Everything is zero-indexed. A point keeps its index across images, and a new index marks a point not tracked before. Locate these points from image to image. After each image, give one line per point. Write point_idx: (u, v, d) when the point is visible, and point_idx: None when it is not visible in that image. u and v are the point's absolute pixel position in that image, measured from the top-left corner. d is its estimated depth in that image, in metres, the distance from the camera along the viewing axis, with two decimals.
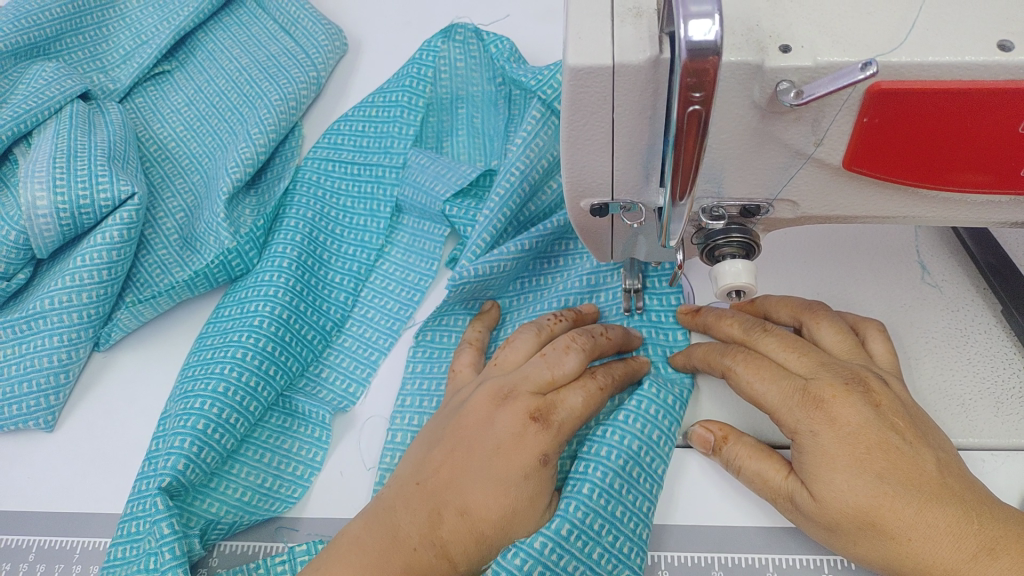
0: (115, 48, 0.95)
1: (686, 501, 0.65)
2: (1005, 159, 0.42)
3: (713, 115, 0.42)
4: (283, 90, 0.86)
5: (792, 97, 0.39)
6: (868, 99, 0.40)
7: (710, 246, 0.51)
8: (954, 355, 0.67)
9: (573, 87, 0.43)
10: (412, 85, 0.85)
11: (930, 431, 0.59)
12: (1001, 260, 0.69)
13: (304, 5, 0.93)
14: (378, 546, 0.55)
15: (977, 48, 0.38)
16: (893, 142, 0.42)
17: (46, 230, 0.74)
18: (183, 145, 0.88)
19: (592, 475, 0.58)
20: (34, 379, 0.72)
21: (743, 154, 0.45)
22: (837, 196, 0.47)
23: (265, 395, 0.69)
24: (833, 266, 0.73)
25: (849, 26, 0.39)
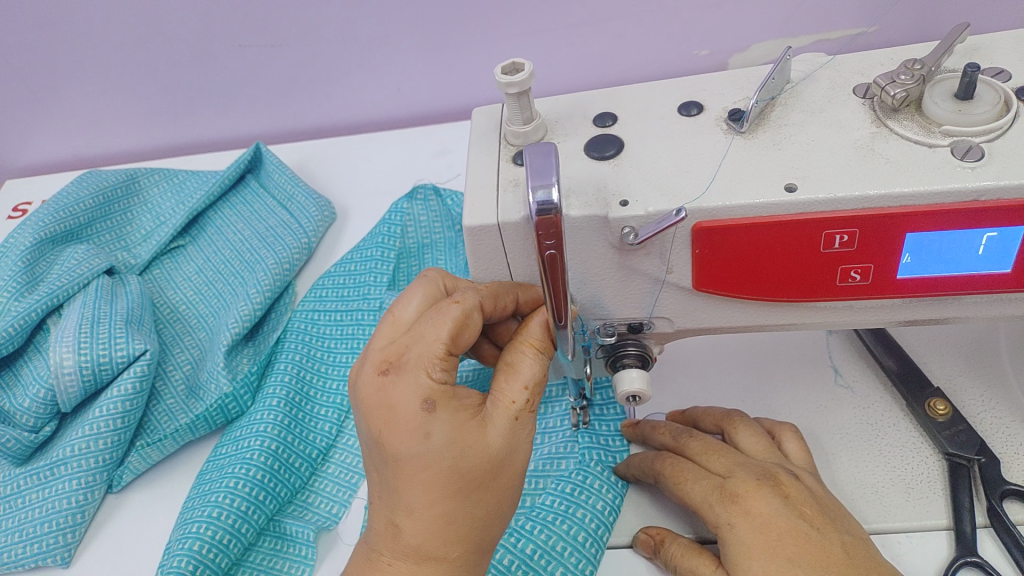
0: (137, 229, 1.10)
1: None
2: (818, 274, 0.52)
3: (583, 252, 0.54)
4: (278, 255, 1.00)
5: (633, 238, 0.51)
6: (694, 235, 0.51)
7: (616, 355, 0.61)
8: (868, 448, 0.74)
9: (473, 242, 0.54)
10: (384, 242, 0.99)
11: (839, 516, 0.65)
12: (904, 365, 0.77)
13: (297, 182, 1.08)
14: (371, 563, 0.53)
15: (769, 191, 0.49)
16: (724, 265, 0.53)
17: (70, 385, 0.86)
18: (193, 307, 1.02)
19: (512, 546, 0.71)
20: (54, 520, 0.81)
21: (614, 284, 0.56)
22: (702, 312, 0.57)
23: (257, 519, 0.78)
24: (756, 375, 0.82)
25: (672, 180, 0.51)
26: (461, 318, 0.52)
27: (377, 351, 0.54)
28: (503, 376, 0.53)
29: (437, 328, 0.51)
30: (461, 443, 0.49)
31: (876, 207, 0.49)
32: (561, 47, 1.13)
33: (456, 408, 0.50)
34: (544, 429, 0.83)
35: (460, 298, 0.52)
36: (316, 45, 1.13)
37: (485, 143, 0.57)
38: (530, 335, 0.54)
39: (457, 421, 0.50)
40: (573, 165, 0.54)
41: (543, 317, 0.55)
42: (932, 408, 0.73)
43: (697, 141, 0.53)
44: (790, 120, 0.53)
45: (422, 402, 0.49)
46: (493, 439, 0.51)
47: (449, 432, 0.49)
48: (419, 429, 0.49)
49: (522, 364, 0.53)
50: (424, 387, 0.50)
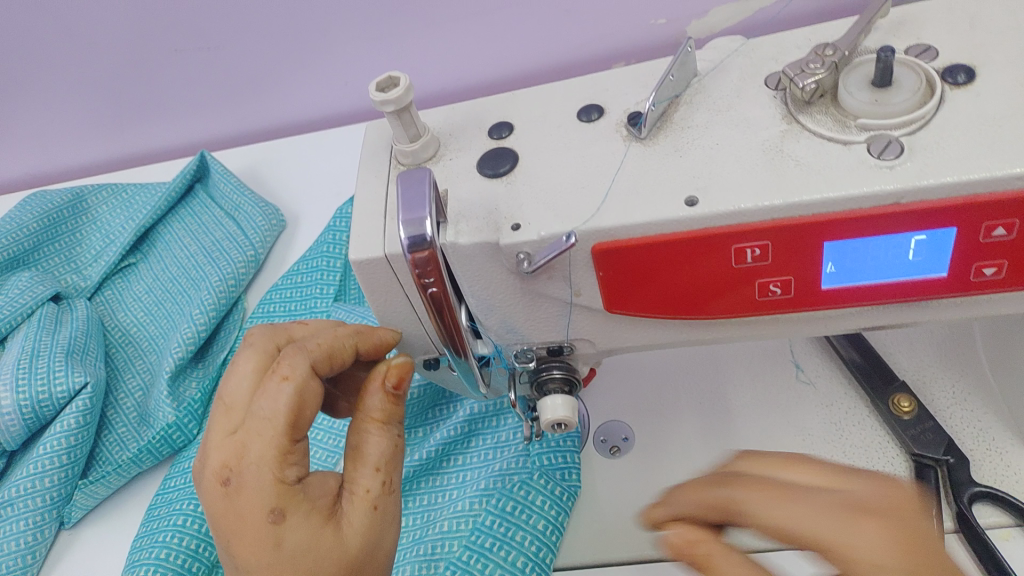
0: (87, 249, 1.08)
1: None
2: (735, 290, 0.48)
3: (482, 280, 0.50)
4: (223, 272, 0.97)
5: (527, 265, 0.47)
6: (594, 257, 0.47)
7: (539, 379, 0.57)
8: (830, 450, 0.70)
9: (364, 276, 0.50)
10: (330, 251, 0.95)
11: None
12: (868, 358, 0.73)
13: (243, 191, 1.04)
14: None
15: (668, 208, 0.45)
16: (634, 286, 0.48)
17: (12, 425, 0.84)
18: (144, 328, 0.99)
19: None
20: (3, 563, 0.78)
21: (523, 309, 0.52)
22: (621, 331, 0.53)
23: (208, 554, 0.75)
24: (716, 376, 0.78)
25: (565, 200, 0.47)
26: (297, 402, 0.50)
27: (217, 451, 0.50)
28: (359, 458, 0.52)
29: (271, 421, 0.49)
30: (318, 546, 0.49)
31: (786, 216, 0.44)
32: (510, 28, 1.07)
33: (308, 511, 0.50)
34: (495, 444, 0.78)
35: (286, 373, 0.50)
36: (252, 45, 1.08)
37: (373, 166, 0.53)
38: (374, 407, 0.53)
39: (316, 527, 0.49)
40: (463, 186, 0.50)
41: (382, 383, 0.53)
42: (897, 404, 0.69)
43: (592, 152, 0.49)
44: (695, 122, 0.48)
45: (267, 514, 0.48)
46: (352, 536, 0.51)
47: (307, 537, 0.49)
48: (268, 541, 0.48)
49: (370, 442, 0.52)
50: (269, 497, 0.48)
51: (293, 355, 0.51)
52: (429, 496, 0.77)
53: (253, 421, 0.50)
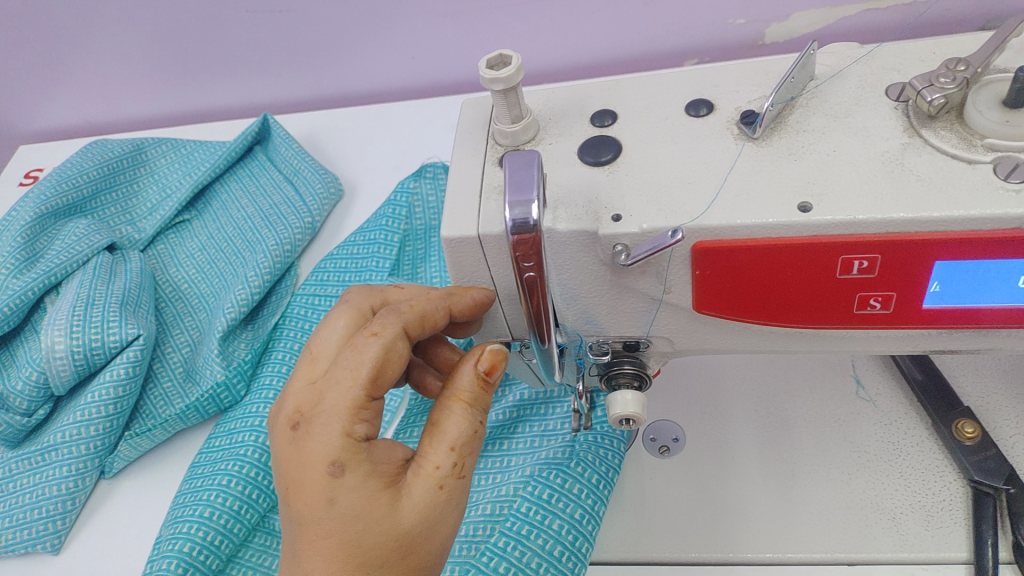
0: (143, 202, 1.08)
1: None
2: (833, 301, 0.47)
3: (573, 269, 0.49)
4: (280, 236, 0.96)
5: (624, 258, 0.46)
6: (693, 254, 0.46)
7: (609, 374, 0.56)
8: (887, 469, 0.69)
9: (452, 254, 0.49)
10: (388, 225, 0.94)
11: None
12: (930, 379, 0.72)
13: (304, 158, 1.04)
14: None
15: (779, 212, 0.43)
16: (729, 289, 0.47)
17: (63, 369, 0.84)
18: (195, 286, 0.99)
19: (483, 562, 0.67)
20: (44, 506, 0.79)
21: (608, 302, 0.51)
22: (705, 333, 0.52)
23: (249, 517, 0.75)
24: (774, 387, 0.77)
25: (671, 195, 0.46)
26: (383, 357, 0.49)
27: (295, 396, 0.51)
28: (433, 437, 0.50)
29: (350, 375, 0.48)
30: (372, 514, 0.48)
31: (900, 232, 0.42)
32: (586, 15, 1.06)
33: (367, 474, 0.48)
34: (543, 432, 0.79)
35: (378, 329, 0.49)
36: (324, 10, 1.07)
37: (468, 143, 0.52)
38: (462, 385, 0.50)
39: (372, 493, 0.48)
40: (564, 171, 0.49)
41: (476, 362, 0.51)
42: (960, 429, 0.67)
43: (700, 148, 0.48)
44: (811, 126, 0.47)
45: (327, 466, 0.47)
46: (409, 513, 0.48)
47: (363, 501, 0.48)
48: (323, 495, 0.48)
49: (451, 421, 0.50)
50: (331, 450, 0.48)
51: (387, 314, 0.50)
52: (471, 479, 0.78)
53: (334, 370, 0.49)
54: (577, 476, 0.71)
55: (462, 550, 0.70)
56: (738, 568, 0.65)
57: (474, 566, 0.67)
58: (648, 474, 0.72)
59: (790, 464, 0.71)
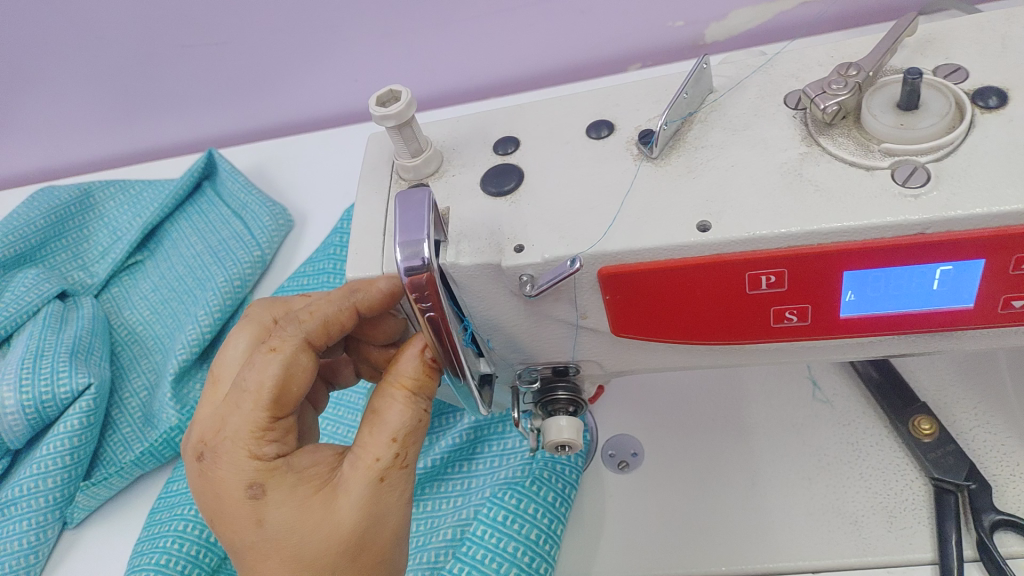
0: (95, 246, 1.07)
1: None
2: (749, 315, 0.46)
3: (488, 300, 0.48)
4: (229, 272, 0.96)
5: (529, 289, 0.45)
6: (601, 280, 0.45)
7: (544, 400, 0.55)
8: (847, 472, 0.68)
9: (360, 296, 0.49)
10: (336, 253, 0.93)
11: None
12: (886, 377, 0.71)
13: (251, 191, 1.02)
14: None
15: (682, 232, 0.43)
16: (647, 311, 0.46)
17: (15, 424, 0.83)
18: (149, 327, 0.98)
19: None
20: (6, 563, 0.78)
21: (527, 330, 0.50)
22: (630, 354, 0.51)
23: (209, 561, 0.74)
24: (729, 394, 0.76)
25: (573, 221, 0.45)
26: (283, 371, 0.51)
27: (206, 424, 0.54)
28: (366, 432, 0.51)
29: (251, 400, 0.51)
30: (307, 521, 0.49)
31: (807, 245, 0.42)
32: (526, 27, 1.05)
33: (293, 483, 0.50)
34: (502, 452, 0.76)
35: (274, 345, 0.51)
36: (261, 40, 1.06)
37: (373, 179, 0.52)
38: (405, 373, 0.50)
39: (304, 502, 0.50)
40: (466, 204, 0.48)
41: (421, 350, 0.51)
42: (917, 426, 0.67)
43: (602, 171, 0.47)
44: (708, 141, 0.46)
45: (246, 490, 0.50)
46: (347, 512, 0.50)
47: (296, 512, 0.50)
48: (252, 516, 0.50)
49: (389, 413, 0.50)
50: (246, 474, 0.50)
51: (288, 323, 0.52)
52: (430, 503, 0.76)
53: (236, 393, 0.51)
54: (531, 494, 0.69)
55: None
56: None
57: None
58: (608, 493, 0.71)
59: (749, 473, 0.70)
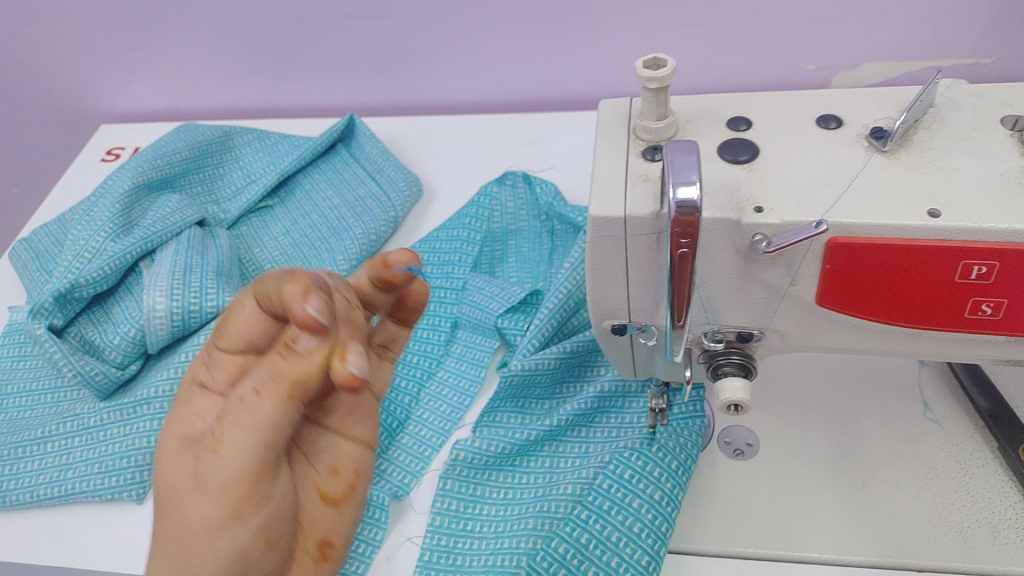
0: (228, 184, 1.12)
1: None
2: (951, 302, 0.51)
3: (707, 256, 0.54)
4: (366, 226, 1.00)
5: (763, 246, 0.50)
6: (829, 249, 0.50)
7: (713, 366, 0.60)
8: (953, 484, 0.73)
9: (596, 233, 0.55)
10: (471, 223, 0.99)
11: None
12: (999, 407, 0.75)
13: (389, 157, 1.09)
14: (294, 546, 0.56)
15: (913, 215, 0.49)
16: (855, 285, 0.52)
17: (160, 326, 0.89)
18: (277, 267, 1.03)
19: (568, 534, 0.71)
20: (133, 456, 0.83)
21: (733, 291, 0.56)
22: (816, 327, 0.57)
23: None
24: (842, 402, 0.81)
25: (808, 192, 0.51)
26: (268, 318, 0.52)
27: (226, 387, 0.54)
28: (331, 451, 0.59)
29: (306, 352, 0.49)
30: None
31: (1021, 242, 0.48)
32: (667, 47, 1.12)
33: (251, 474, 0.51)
34: (620, 423, 0.82)
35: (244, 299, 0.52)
36: (417, 21, 1.13)
37: (612, 136, 0.58)
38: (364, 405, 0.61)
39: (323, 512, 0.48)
40: (706, 167, 0.54)
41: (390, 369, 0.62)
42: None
43: (834, 157, 0.53)
44: (933, 145, 0.52)
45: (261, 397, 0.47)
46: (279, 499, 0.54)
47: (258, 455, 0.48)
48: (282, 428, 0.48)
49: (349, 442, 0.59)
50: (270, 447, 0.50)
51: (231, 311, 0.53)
52: (549, 460, 0.81)
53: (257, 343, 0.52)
54: (657, 459, 0.74)
55: (540, 524, 0.73)
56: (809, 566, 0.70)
57: (558, 537, 0.71)
58: (720, 474, 0.77)
59: (862, 475, 0.75)
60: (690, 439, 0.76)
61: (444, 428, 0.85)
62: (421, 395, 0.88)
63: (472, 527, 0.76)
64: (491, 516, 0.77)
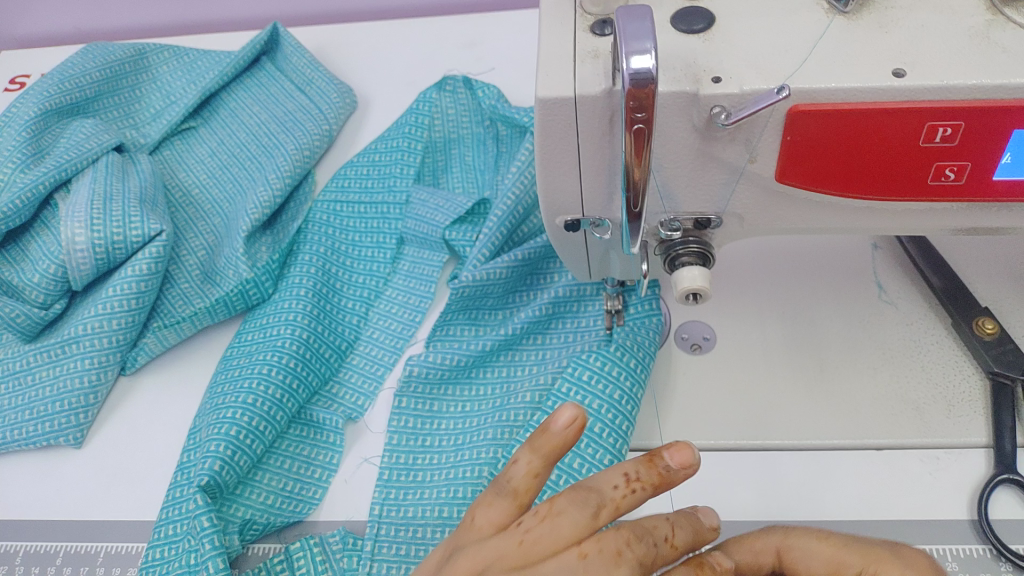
0: (146, 107, 1.04)
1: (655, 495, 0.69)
2: (914, 169, 0.49)
3: (662, 137, 0.50)
4: (298, 142, 0.95)
5: (722, 119, 0.47)
6: (789, 118, 0.47)
7: (672, 255, 0.58)
8: (909, 363, 0.73)
9: (544, 118, 0.50)
10: (411, 132, 0.93)
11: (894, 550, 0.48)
12: (952, 283, 0.75)
13: (318, 68, 1.02)
14: None
15: (877, 76, 0.46)
16: (816, 156, 0.49)
17: (83, 262, 0.83)
18: (206, 191, 0.97)
19: None
20: (66, 399, 0.79)
21: (690, 173, 0.53)
22: (774, 208, 0.55)
23: (290, 406, 0.76)
24: (800, 290, 0.80)
25: (768, 59, 0.48)
26: None
27: None
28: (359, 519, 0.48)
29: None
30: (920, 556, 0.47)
31: (987, 99, 0.45)
32: None
33: None
34: (577, 328, 0.80)
35: None
36: None
37: (557, 13, 0.53)
38: None
39: (563, 545, 0.43)
40: (660, 39, 0.50)
41: None
42: (980, 326, 0.71)
43: (794, 22, 0.50)
44: (896, 4, 0.49)
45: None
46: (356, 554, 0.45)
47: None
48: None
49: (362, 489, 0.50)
50: None
51: None
52: (505, 370, 0.79)
53: None
54: (616, 358, 0.72)
55: (500, 433, 0.72)
56: (772, 453, 0.70)
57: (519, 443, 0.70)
58: (679, 370, 0.76)
59: (816, 357, 0.75)
60: (647, 337, 0.75)
61: (397, 346, 0.82)
62: (370, 313, 0.85)
63: (431, 442, 0.74)
64: (449, 429, 0.75)
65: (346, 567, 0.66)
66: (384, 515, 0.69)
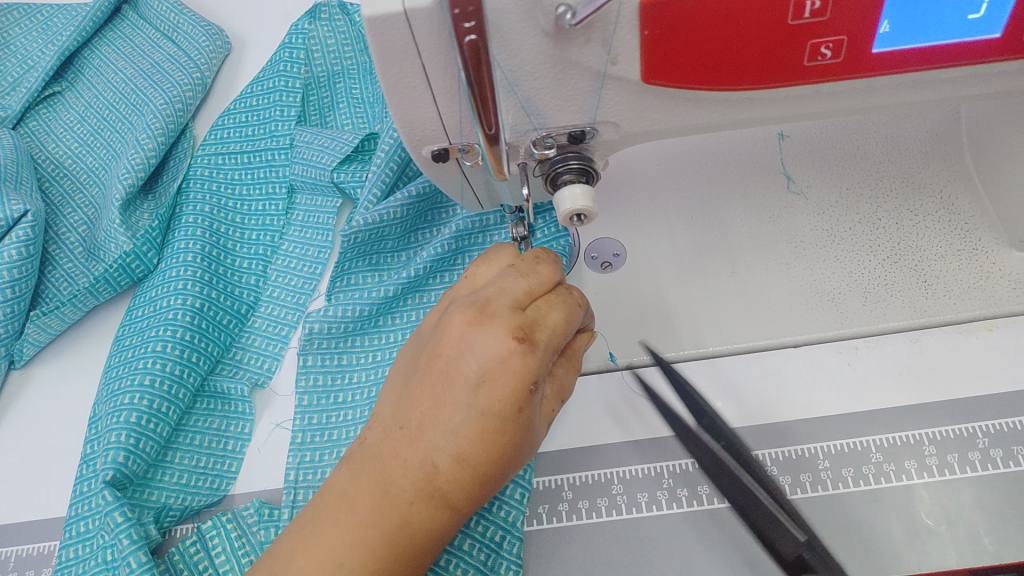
0: (1, 75, 0.94)
1: (573, 421, 0.67)
2: (787, 50, 0.45)
3: (513, 45, 0.45)
4: (167, 94, 0.87)
5: (569, 18, 0.42)
6: (644, 8, 0.42)
7: (554, 173, 0.54)
8: (823, 253, 0.71)
9: (377, 37, 0.45)
10: (287, 70, 0.87)
11: None
12: None
13: (181, 10, 0.95)
14: (367, 501, 0.46)
15: None
16: (681, 48, 0.45)
17: None
18: (79, 160, 0.90)
19: None
20: None
21: (552, 83, 0.48)
22: (648, 109, 0.51)
23: (192, 380, 0.71)
24: (708, 189, 0.77)
25: None
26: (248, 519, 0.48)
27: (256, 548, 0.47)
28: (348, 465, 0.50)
29: (543, 282, 0.50)
30: None
31: None
32: None
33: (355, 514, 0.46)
34: None
35: None
36: None
37: None
38: None
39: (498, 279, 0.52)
40: None
41: None
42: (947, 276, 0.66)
43: None
44: None
45: (516, 340, 0.45)
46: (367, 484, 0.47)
47: (515, 383, 0.44)
48: (475, 374, 0.45)
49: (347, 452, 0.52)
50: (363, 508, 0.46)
51: None
52: (415, 314, 0.75)
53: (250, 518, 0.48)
54: None
55: None
56: (687, 364, 0.67)
57: None
58: (591, 289, 0.72)
59: (728, 260, 0.72)
60: None
61: (299, 302, 0.77)
62: (268, 272, 0.79)
63: (344, 398, 0.71)
64: (362, 381, 0.71)
65: (262, 539, 0.63)
66: (300, 479, 0.65)
